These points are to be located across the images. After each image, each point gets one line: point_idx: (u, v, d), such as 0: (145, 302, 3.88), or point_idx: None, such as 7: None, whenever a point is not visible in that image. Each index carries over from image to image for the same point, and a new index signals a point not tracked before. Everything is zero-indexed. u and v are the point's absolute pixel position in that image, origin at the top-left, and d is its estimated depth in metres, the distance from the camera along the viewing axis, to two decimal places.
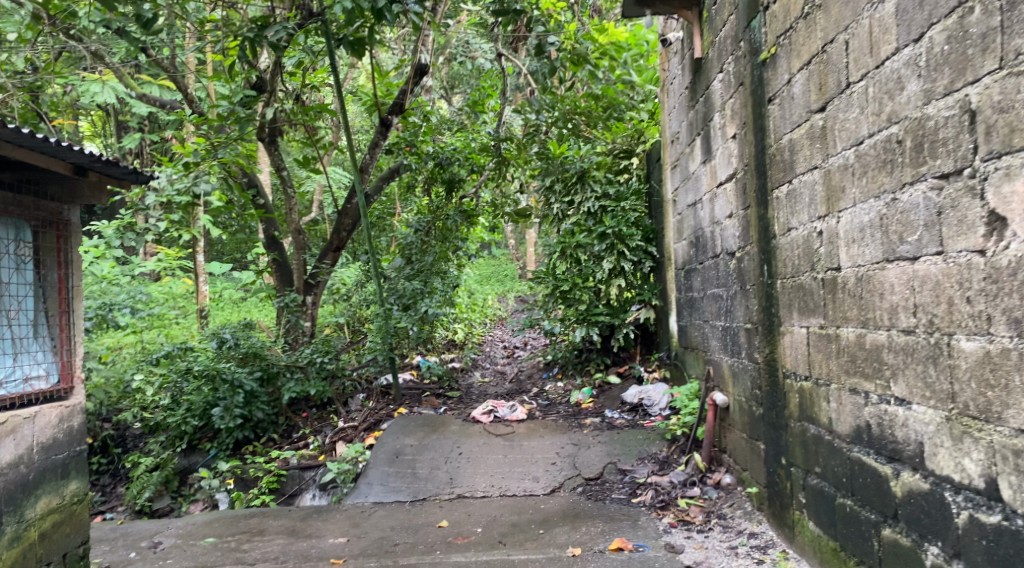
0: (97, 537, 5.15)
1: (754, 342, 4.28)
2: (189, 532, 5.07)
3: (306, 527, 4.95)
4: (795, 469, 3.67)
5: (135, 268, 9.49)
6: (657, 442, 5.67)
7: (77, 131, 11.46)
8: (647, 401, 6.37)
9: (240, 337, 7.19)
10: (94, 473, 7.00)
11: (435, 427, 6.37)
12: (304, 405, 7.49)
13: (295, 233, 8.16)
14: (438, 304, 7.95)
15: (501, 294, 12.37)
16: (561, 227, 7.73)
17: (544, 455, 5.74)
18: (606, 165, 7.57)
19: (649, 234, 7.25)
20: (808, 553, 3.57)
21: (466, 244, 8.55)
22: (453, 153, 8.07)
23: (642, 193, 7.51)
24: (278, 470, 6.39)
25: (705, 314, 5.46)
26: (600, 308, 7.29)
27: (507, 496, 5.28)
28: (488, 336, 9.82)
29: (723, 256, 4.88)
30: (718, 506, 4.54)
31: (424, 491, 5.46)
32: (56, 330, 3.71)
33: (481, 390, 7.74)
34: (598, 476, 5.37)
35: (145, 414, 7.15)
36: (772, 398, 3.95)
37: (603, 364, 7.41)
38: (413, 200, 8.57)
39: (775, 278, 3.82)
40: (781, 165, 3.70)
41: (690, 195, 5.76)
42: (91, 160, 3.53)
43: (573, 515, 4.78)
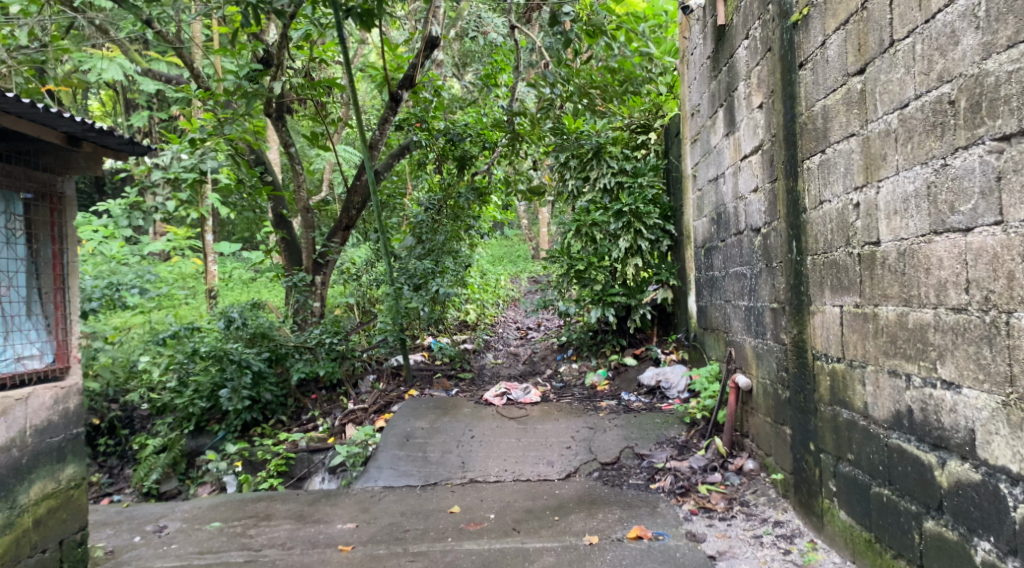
0: (103, 520, 5.05)
1: (781, 322, 4.09)
2: (195, 515, 4.96)
3: (314, 512, 4.83)
4: (824, 455, 3.50)
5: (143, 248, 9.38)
6: (676, 426, 5.50)
7: (85, 109, 11.34)
8: (664, 383, 6.19)
9: (248, 317, 7.12)
10: (102, 455, 6.91)
11: (447, 410, 6.22)
12: (313, 386, 7.35)
13: (304, 211, 8.00)
14: (449, 283, 7.75)
15: (514, 275, 12.19)
16: (576, 204, 7.49)
17: (559, 439, 5.57)
18: (623, 139, 7.37)
19: (666, 212, 7.04)
20: (839, 543, 3.40)
21: (478, 223, 8.36)
22: (463, 130, 7.82)
23: (660, 169, 7.28)
24: (286, 453, 6.26)
25: (727, 294, 5.26)
26: (616, 288, 7.05)
27: (520, 481, 5.13)
28: (501, 317, 9.65)
29: (747, 232, 4.67)
30: (740, 493, 4.37)
31: (436, 475, 5.31)
32: (51, 308, 3.58)
33: (493, 372, 7.58)
34: (615, 461, 5.21)
35: (153, 395, 7.04)
36: (800, 381, 3.76)
37: (619, 346, 7.23)
38: (424, 178, 8.38)
39: (805, 254, 3.62)
40: (813, 134, 3.49)
41: (711, 170, 5.55)
42: (86, 129, 3.40)
43: (590, 501, 4.62)
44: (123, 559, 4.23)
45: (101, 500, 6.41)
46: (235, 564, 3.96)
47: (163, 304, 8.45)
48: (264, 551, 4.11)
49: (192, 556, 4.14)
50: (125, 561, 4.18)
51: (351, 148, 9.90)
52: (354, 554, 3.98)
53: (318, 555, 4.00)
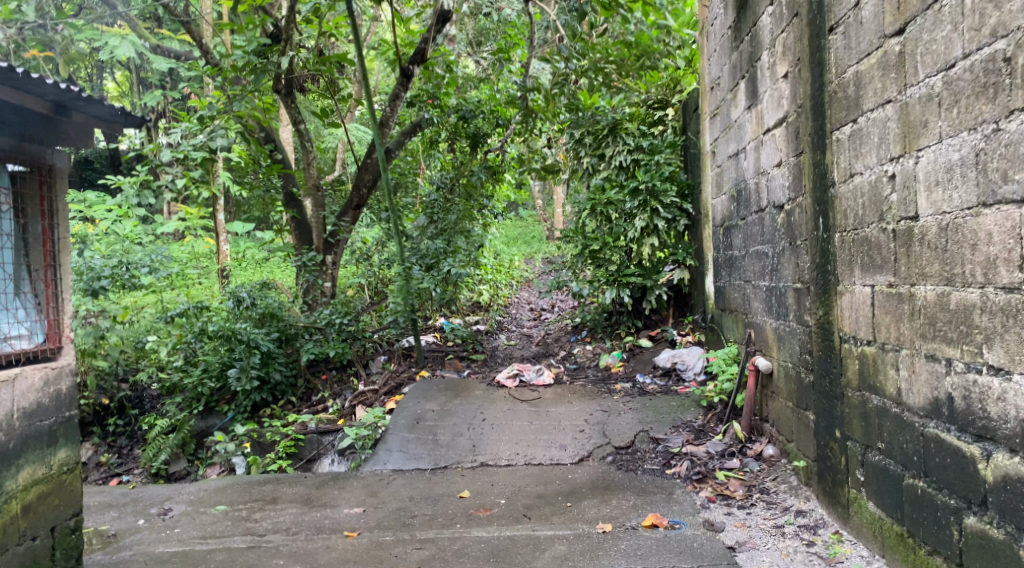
0: (108, 502, 4.97)
1: (805, 303, 3.90)
2: (200, 498, 4.87)
3: (321, 496, 4.71)
4: (851, 443, 3.32)
5: (157, 227, 9.30)
6: (692, 409, 5.33)
7: (99, 87, 11.25)
8: (680, 365, 6.02)
9: (257, 297, 6.91)
10: (111, 435, 6.85)
11: (458, 392, 6.09)
12: (323, 366, 7.23)
13: (314, 190, 7.85)
14: (462, 263, 7.65)
15: (528, 257, 12.00)
16: (592, 182, 7.34)
17: (572, 422, 5.42)
18: (639, 116, 7.10)
19: (684, 190, 6.79)
20: (866, 535, 3.23)
21: (491, 202, 8.17)
22: (475, 107, 7.68)
23: (678, 147, 6.99)
24: (295, 434, 6.16)
25: (747, 274, 5.06)
26: (631, 269, 6.86)
27: (532, 465, 4.99)
28: (514, 298, 9.47)
29: (769, 209, 4.47)
30: (760, 480, 4.21)
31: (446, 459, 5.18)
32: (40, 286, 3.46)
33: (506, 353, 7.43)
34: (630, 445, 5.05)
35: (162, 375, 6.96)
36: (825, 364, 3.58)
37: (634, 328, 7.05)
38: (436, 156, 8.18)
39: (833, 231, 3.41)
40: (843, 103, 3.28)
41: (732, 145, 5.34)
42: (72, 96, 3.34)
43: (604, 487, 4.47)
44: (125, 543, 4.14)
45: (110, 480, 6.35)
46: (237, 549, 3.85)
47: (172, 283, 8.36)
48: (267, 537, 3.99)
49: (194, 540, 4.03)
50: (126, 546, 4.08)
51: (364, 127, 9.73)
52: (359, 541, 3.85)
53: (322, 542, 3.88)
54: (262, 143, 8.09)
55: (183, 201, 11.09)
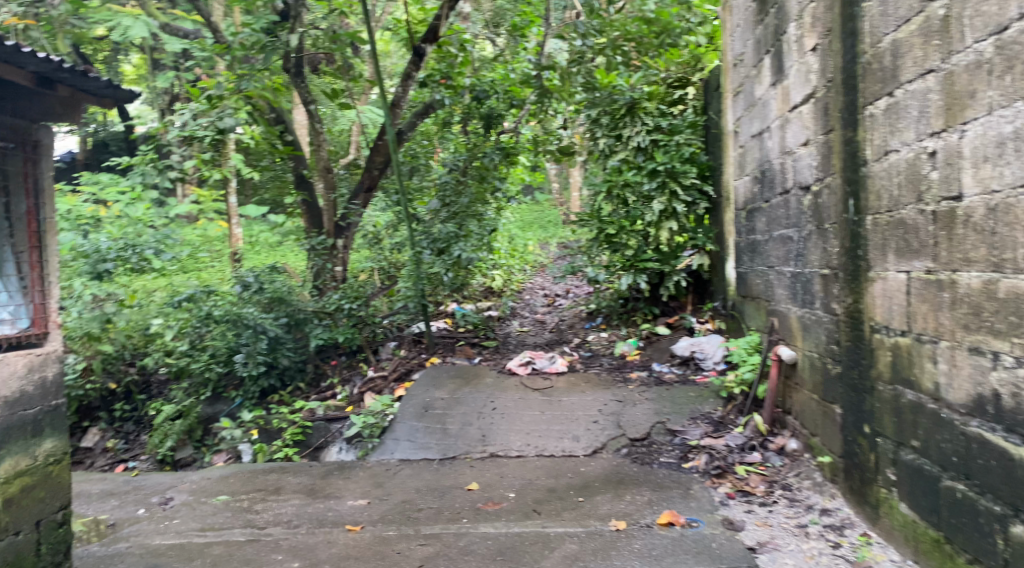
0: (109, 490, 4.86)
1: (833, 290, 3.69)
2: (202, 487, 4.74)
3: (325, 487, 4.57)
4: (881, 439, 3.11)
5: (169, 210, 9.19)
6: (711, 400, 5.14)
7: (112, 69, 11.16)
8: (699, 354, 5.82)
9: (264, 282, 6.84)
10: (118, 420, 6.76)
11: (468, 379, 5.92)
12: (333, 352, 7.09)
13: (325, 172, 7.69)
14: (473, 248, 7.37)
15: (543, 241, 11.77)
16: (608, 164, 6.99)
17: (586, 412, 5.23)
18: (658, 95, 6.85)
19: (705, 171, 6.60)
20: (897, 538, 3.03)
21: (505, 184, 7.85)
22: (489, 87, 7.45)
23: (699, 127, 6.70)
24: (302, 422, 6.02)
25: (770, 260, 4.84)
26: (649, 254, 6.65)
27: (544, 457, 4.82)
28: (529, 284, 9.27)
29: (795, 190, 4.24)
30: (782, 476, 4.03)
31: (455, 449, 5.02)
32: (26, 269, 3.37)
33: (519, 340, 7.25)
34: (645, 437, 4.87)
35: (169, 360, 6.85)
36: (854, 355, 3.36)
37: (651, 315, 6.86)
38: (450, 138, 7.95)
39: (865, 213, 3.19)
40: (878, 75, 3.05)
41: (756, 124, 5.10)
42: (57, 69, 3.17)
43: (618, 481, 4.29)
44: (122, 534, 4.01)
45: (116, 467, 6.28)
46: (236, 543, 3.71)
47: (182, 267, 8.25)
48: (267, 530, 3.85)
49: (192, 533, 3.90)
50: (123, 537, 3.95)
51: (377, 108, 9.54)
52: (361, 536, 3.70)
53: (323, 536, 3.73)
54: (272, 123, 7.92)
55: (195, 184, 10.98)
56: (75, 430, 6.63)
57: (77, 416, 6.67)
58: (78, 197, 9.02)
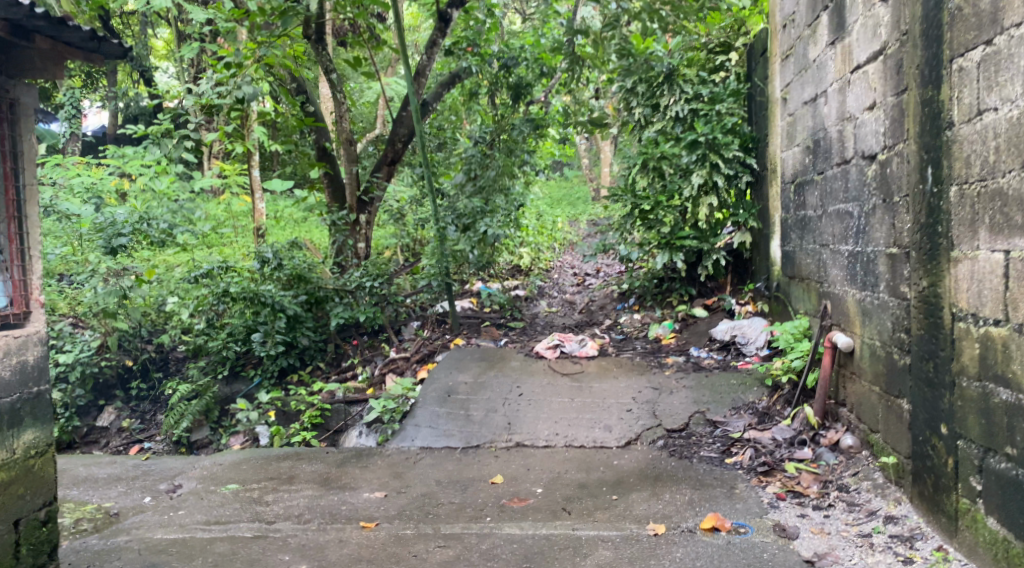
0: (117, 475, 4.62)
1: (902, 272, 3.30)
2: (212, 474, 4.49)
3: (340, 476, 4.29)
4: (963, 443, 2.78)
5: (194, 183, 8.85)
6: (756, 389, 4.76)
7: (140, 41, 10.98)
8: (741, 338, 5.44)
9: (282, 258, 6.43)
10: (134, 399, 6.55)
11: (494, 362, 5.59)
12: (354, 332, 6.77)
13: (347, 143, 7.34)
14: (500, 224, 6.90)
15: (572, 219, 11.33)
16: (643, 136, 6.67)
17: (618, 400, 4.89)
18: (698, 60, 6.45)
19: (747, 143, 6.10)
20: (981, 556, 2.71)
21: (534, 158, 7.44)
22: (518, 53, 7.19)
23: (741, 96, 6.25)
24: (321, 404, 5.75)
25: (824, 238, 4.45)
26: (686, 231, 6.27)
27: (574, 448, 4.49)
28: (558, 262, 8.90)
29: (856, 160, 3.85)
30: (837, 475, 3.66)
31: (478, 437, 4.71)
32: (3, 242, 3.16)
33: (548, 321, 6.90)
34: (683, 428, 4.52)
35: (185, 338, 6.54)
36: (929, 345, 2.99)
37: (687, 296, 6.45)
38: (476, 109, 7.60)
39: (950, 181, 2.83)
40: (972, 21, 2.68)
41: (809, 89, 4.67)
42: (28, 16, 2.91)
43: (655, 477, 3.95)
44: (123, 526, 3.74)
45: (131, 448, 6.08)
46: (241, 539, 3.44)
47: (203, 242, 8.00)
48: (275, 525, 3.57)
49: (197, 526, 3.63)
50: (124, 529, 3.69)
51: (401, 79, 9.17)
52: (376, 534, 3.40)
53: (335, 534, 3.44)
54: (294, 94, 7.59)
55: (218, 158, 10.70)
56: (91, 409, 6.41)
57: (92, 395, 6.43)
58: (100, 169, 8.80)
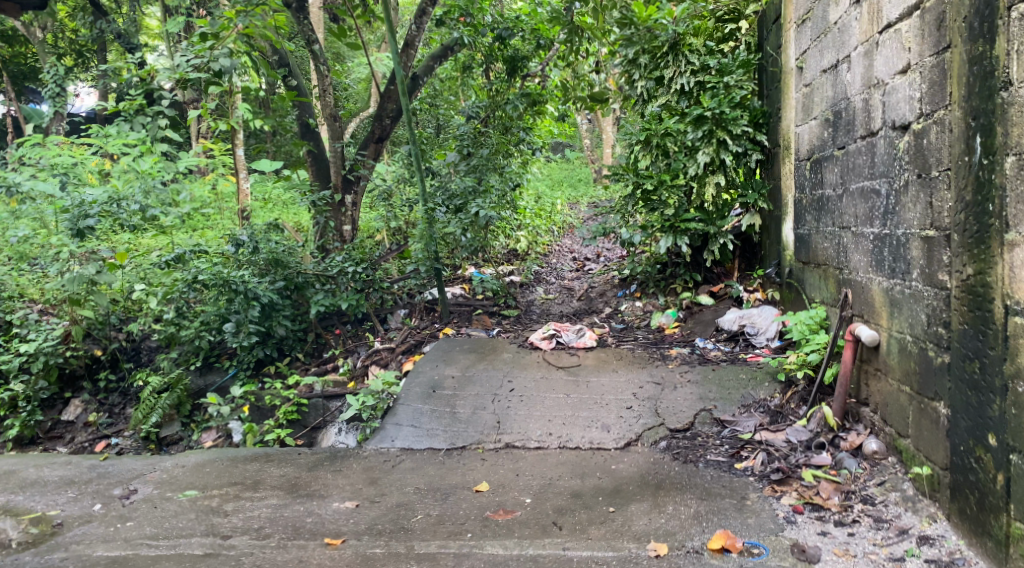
0: (69, 478, 4.26)
1: (939, 257, 2.95)
2: (173, 478, 4.11)
3: (311, 482, 3.92)
4: (1016, 458, 2.54)
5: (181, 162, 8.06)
6: (767, 385, 4.36)
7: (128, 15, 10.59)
8: (749, 329, 5.05)
9: (259, 241, 6.03)
10: (103, 391, 6.16)
11: (484, 354, 5.19)
12: (337, 321, 6.40)
13: (332, 120, 6.88)
14: (493, 205, 6.49)
15: (572, 202, 10.85)
16: (647, 110, 6.18)
17: (617, 396, 4.49)
18: (705, 29, 5.94)
19: (758, 118, 5.67)
20: None
21: (530, 136, 7.04)
22: (513, 24, 6.73)
23: (751, 67, 5.83)
24: (297, 399, 5.38)
25: (844, 219, 4.05)
26: (692, 213, 5.84)
27: (568, 450, 4.11)
28: (556, 246, 8.48)
29: (884, 132, 3.44)
30: (860, 485, 3.28)
31: (464, 438, 4.32)
32: None
33: (544, 309, 6.48)
34: (688, 427, 4.14)
35: (157, 326, 6.11)
36: (975, 342, 2.72)
37: (691, 283, 6.04)
38: (471, 82, 7.22)
39: (1005, 151, 2.56)
40: None
41: (830, 54, 4.23)
42: None
43: (655, 485, 3.56)
44: (63, 540, 3.39)
45: (97, 444, 5.73)
46: (190, 560, 3.10)
47: (184, 225, 7.60)
48: (230, 541, 3.23)
49: (140, 543, 3.29)
50: (63, 544, 3.35)
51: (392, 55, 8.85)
52: (341, 554, 3.06)
53: (295, 553, 3.10)
54: (275, 67, 7.05)
55: (204, 136, 10.26)
56: (57, 401, 6.03)
57: (58, 386, 6.05)
58: (82, 148, 8.40)
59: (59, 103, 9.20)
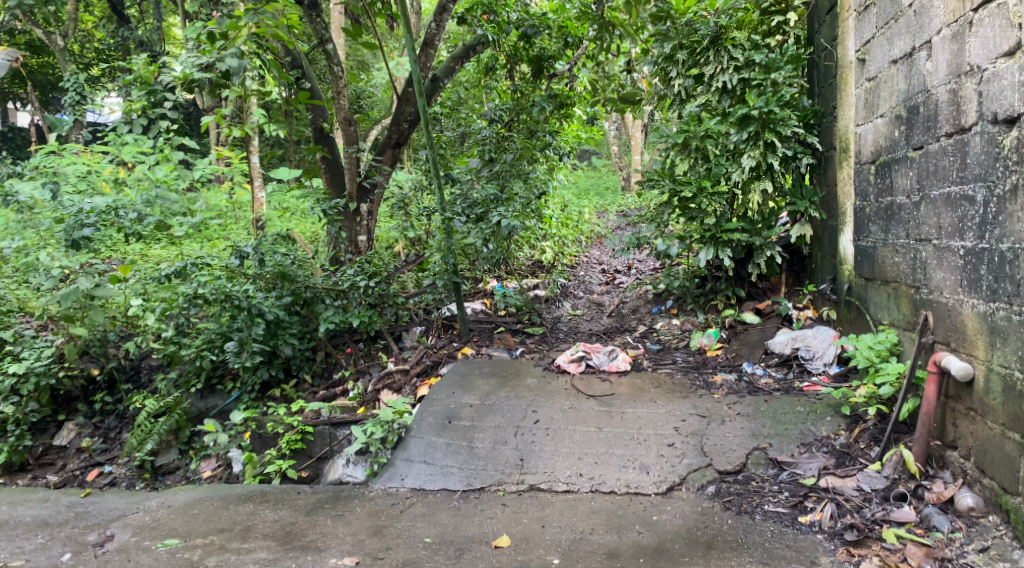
0: (44, 519, 3.82)
1: None
2: (156, 522, 3.66)
3: (307, 529, 3.47)
4: None
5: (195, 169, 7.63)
6: (830, 419, 3.80)
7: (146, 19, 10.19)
8: (803, 352, 4.51)
9: (265, 253, 5.54)
10: (99, 414, 5.71)
11: (505, 380, 4.66)
12: (348, 338, 5.86)
13: (346, 124, 6.35)
14: (517, 214, 5.94)
15: (601, 211, 10.30)
16: (684, 111, 5.63)
17: (657, 431, 3.95)
18: (749, 22, 5.46)
19: (809, 118, 5.10)
20: None
21: (556, 140, 6.57)
22: (539, 22, 6.19)
23: (802, 62, 5.24)
24: (302, 426, 4.90)
25: (923, 230, 3.50)
26: (734, 222, 5.29)
27: (601, 495, 3.59)
28: (584, 257, 7.95)
29: (981, 126, 3.06)
30: (956, 551, 2.92)
31: (483, 478, 3.82)
32: None
33: (572, 327, 5.95)
34: (740, 470, 3.60)
35: (156, 344, 5.64)
36: None
37: (734, 299, 5.46)
38: (493, 86, 6.73)
39: None
40: None
41: (904, 42, 3.68)
42: None
43: (706, 545, 3.19)
44: None
45: (90, 473, 5.30)
46: None
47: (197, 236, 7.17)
48: None
49: None
50: None
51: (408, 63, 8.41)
52: None
53: None
54: (288, 69, 6.47)
55: (222, 143, 9.77)
56: (49, 425, 5.58)
57: (51, 409, 5.59)
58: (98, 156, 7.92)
59: (79, 112, 8.41)
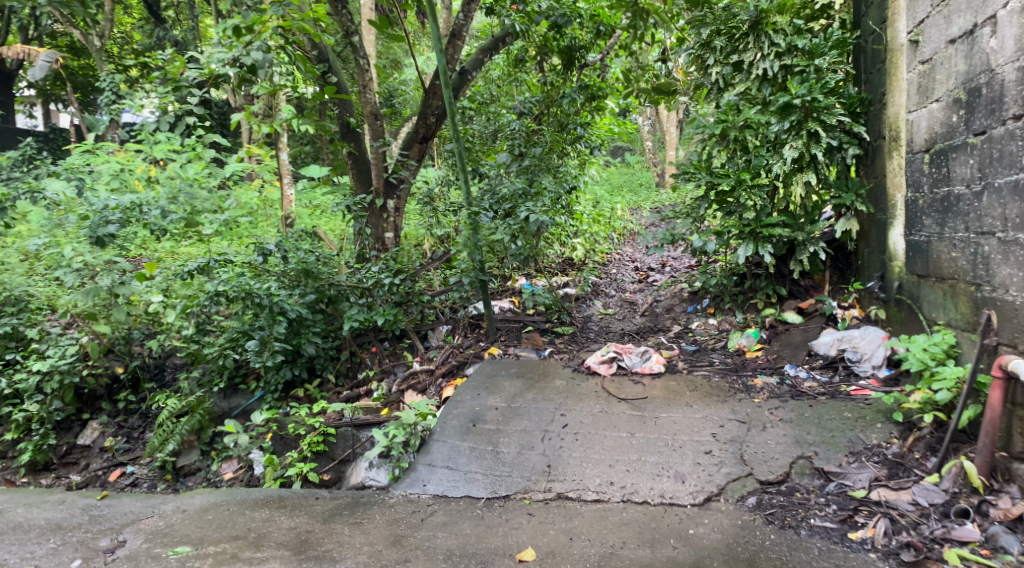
0: (58, 522, 3.72)
1: None
2: (172, 527, 3.54)
3: (323, 538, 3.32)
4: None
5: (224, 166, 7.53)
6: (880, 426, 3.54)
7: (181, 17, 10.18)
8: (850, 354, 4.24)
9: (288, 251, 5.41)
10: (122, 413, 5.62)
11: (533, 381, 4.46)
12: (373, 337, 5.71)
13: (373, 118, 6.15)
14: (546, 209, 5.74)
15: (634, 207, 10.03)
16: (722, 101, 5.36)
17: (693, 438, 3.72)
18: (791, 5, 5.04)
19: (855, 106, 4.81)
20: None
21: (587, 132, 6.33)
22: (570, 11, 5.87)
23: (847, 47, 4.93)
24: (324, 427, 4.76)
25: (986, 222, 3.27)
26: (775, 217, 5.01)
27: (632, 505, 3.38)
28: (616, 254, 7.70)
29: None
30: None
31: (508, 485, 3.62)
32: None
33: (604, 326, 5.72)
34: (783, 480, 3.36)
35: (179, 341, 5.53)
36: None
37: (774, 298, 5.18)
38: (523, 78, 6.52)
39: None
40: None
41: (963, 20, 3.42)
42: None
43: (747, 563, 2.98)
44: None
45: (112, 473, 5.21)
46: None
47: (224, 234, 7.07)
48: None
49: None
50: None
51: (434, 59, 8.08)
52: None
53: None
54: (314, 62, 6.32)
55: (253, 141, 9.70)
56: (73, 424, 5.50)
57: (75, 407, 5.51)
58: (129, 154, 7.86)
59: (112, 110, 8.35)
